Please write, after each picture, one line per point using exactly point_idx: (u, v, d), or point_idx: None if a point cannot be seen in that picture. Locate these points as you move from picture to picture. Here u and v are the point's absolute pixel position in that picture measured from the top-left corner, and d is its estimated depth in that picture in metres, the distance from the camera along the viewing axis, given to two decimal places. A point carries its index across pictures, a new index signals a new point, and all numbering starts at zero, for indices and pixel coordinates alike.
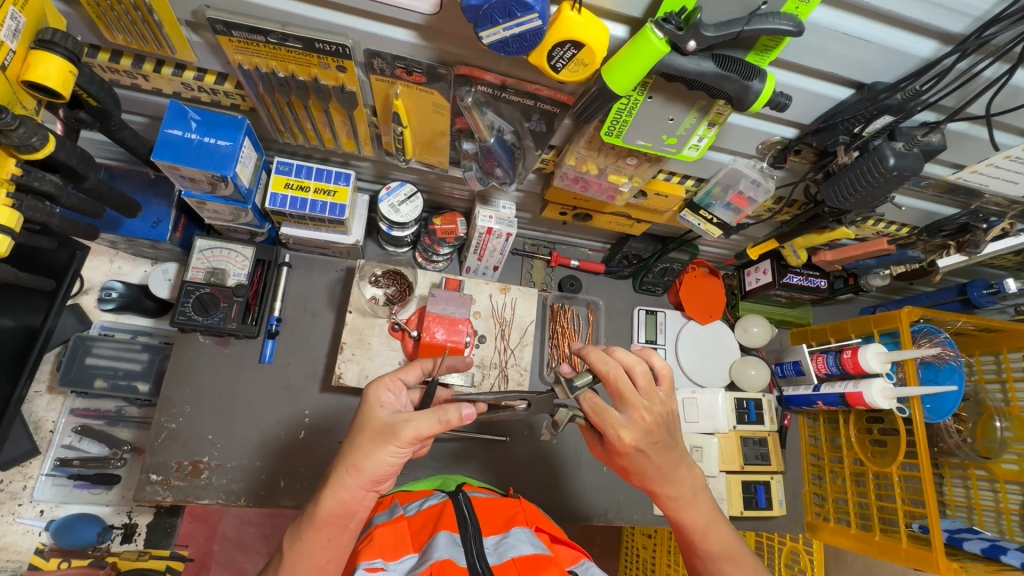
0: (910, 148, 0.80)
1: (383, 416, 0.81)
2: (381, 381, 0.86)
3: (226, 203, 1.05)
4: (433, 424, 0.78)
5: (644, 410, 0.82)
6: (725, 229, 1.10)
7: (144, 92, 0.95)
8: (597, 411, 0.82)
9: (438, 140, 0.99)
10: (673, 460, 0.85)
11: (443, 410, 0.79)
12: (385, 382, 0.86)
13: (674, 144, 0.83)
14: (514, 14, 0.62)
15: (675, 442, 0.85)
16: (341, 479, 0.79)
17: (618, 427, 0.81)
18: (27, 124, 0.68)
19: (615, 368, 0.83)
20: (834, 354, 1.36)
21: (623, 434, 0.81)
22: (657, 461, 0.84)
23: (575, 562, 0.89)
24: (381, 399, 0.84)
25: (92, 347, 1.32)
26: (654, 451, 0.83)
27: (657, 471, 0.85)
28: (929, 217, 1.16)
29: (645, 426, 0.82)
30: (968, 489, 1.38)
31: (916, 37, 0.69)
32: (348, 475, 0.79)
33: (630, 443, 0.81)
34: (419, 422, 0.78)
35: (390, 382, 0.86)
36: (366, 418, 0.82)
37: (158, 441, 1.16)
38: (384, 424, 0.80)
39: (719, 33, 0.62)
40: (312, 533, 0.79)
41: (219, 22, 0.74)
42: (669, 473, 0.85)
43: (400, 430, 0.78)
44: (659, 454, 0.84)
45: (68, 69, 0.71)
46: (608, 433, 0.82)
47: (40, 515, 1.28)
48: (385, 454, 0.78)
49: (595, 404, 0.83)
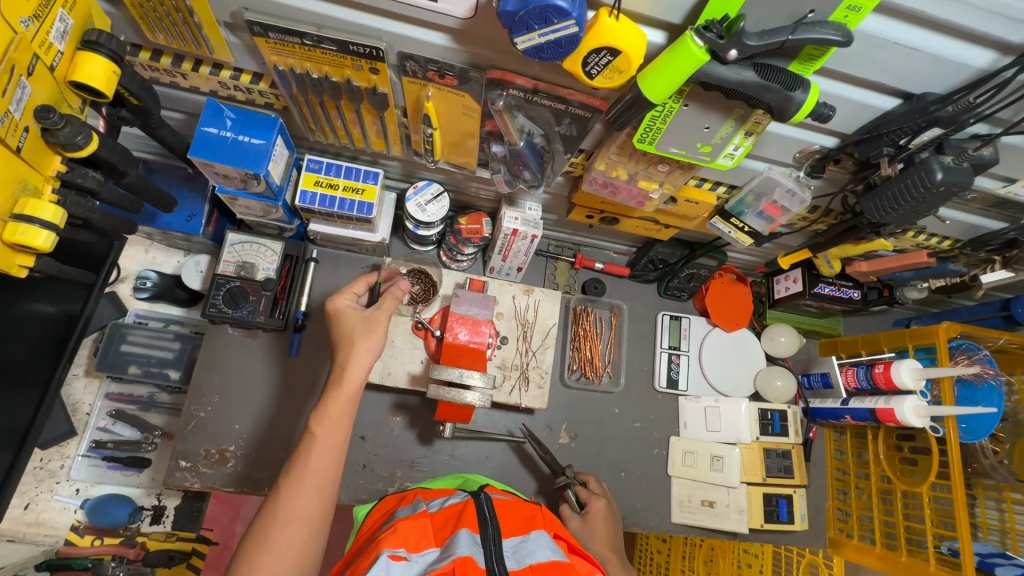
0: (959, 162, 0.76)
1: (357, 313, 0.98)
2: (339, 295, 1.01)
3: (257, 199, 1.07)
4: (395, 298, 1.01)
5: (599, 514, 1.16)
6: (756, 238, 1.07)
7: (182, 90, 0.97)
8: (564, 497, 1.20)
9: (467, 142, 0.99)
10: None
11: (394, 291, 1.02)
12: (343, 294, 1.02)
13: (709, 152, 0.81)
14: (551, 20, 0.61)
15: (619, 556, 1.09)
16: (352, 368, 0.91)
17: (572, 516, 1.17)
18: (73, 124, 0.71)
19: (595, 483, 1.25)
20: (865, 368, 1.32)
21: (571, 520, 1.15)
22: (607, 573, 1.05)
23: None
24: (342, 304, 1.00)
25: (127, 335, 1.37)
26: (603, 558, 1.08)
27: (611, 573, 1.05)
28: (974, 231, 1.11)
29: (592, 527, 1.14)
30: (1002, 513, 1.32)
31: (971, 47, 0.65)
32: (360, 361, 0.92)
33: (574, 526, 1.15)
34: (386, 304, 1.00)
35: (347, 293, 1.03)
36: (345, 322, 0.97)
37: (189, 428, 1.20)
38: (365, 315, 0.97)
39: (763, 42, 0.60)
40: (332, 400, 0.88)
41: (256, 24, 0.75)
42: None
43: (377, 316, 0.98)
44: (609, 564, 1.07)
45: (112, 69, 0.73)
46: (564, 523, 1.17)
47: (77, 494, 1.33)
48: (370, 341, 0.95)
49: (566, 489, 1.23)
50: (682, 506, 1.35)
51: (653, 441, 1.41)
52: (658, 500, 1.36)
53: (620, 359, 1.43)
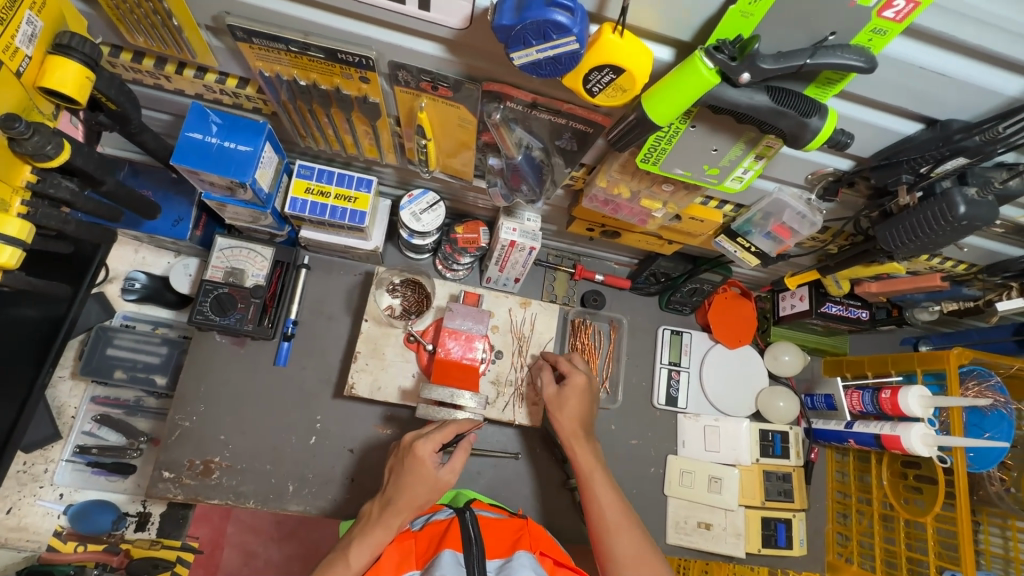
0: (983, 195, 0.72)
1: (433, 473, 0.93)
2: (423, 440, 0.94)
3: (245, 206, 1.03)
4: (465, 457, 0.96)
5: (576, 390, 1.08)
6: (763, 259, 1.03)
7: (167, 92, 0.93)
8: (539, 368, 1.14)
9: (463, 153, 0.95)
10: (586, 453, 1.04)
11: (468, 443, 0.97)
12: (426, 443, 0.94)
13: (716, 174, 0.77)
14: (549, 36, 0.56)
15: (587, 434, 1.06)
16: (406, 511, 0.91)
17: (548, 383, 1.10)
18: (42, 132, 0.67)
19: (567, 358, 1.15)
20: (871, 393, 1.27)
21: (546, 389, 1.10)
22: (581, 467, 1.02)
23: None
24: (428, 458, 0.93)
25: (113, 339, 1.34)
26: (573, 440, 1.05)
27: (585, 469, 1.02)
28: (992, 257, 1.07)
29: (567, 401, 1.07)
30: (1005, 541, 1.29)
31: (1003, 74, 0.60)
32: (412, 511, 0.92)
33: (548, 395, 1.09)
34: (456, 464, 0.95)
35: (429, 441, 0.94)
36: (418, 474, 0.92)
37: (173, 438, 1.17)
38: (439, 480, 0.93)
39: (779, 65, 0.55)
40: (378, 537, 0.89)
41: (239, 29, 0.70)
42: (586, 478, 1.01)
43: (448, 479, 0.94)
44: (580, 448, 1.04)
45: (85, 75, 0.69)
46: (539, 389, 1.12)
47: (60, 499, 1.31)
48: (422, 491, 0.92)
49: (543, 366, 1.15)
50: (677, 527, 1.32)
51: (649, 459, 1.38)
52: (653, 520, 1.33)
53: (619, 374, 1.38)
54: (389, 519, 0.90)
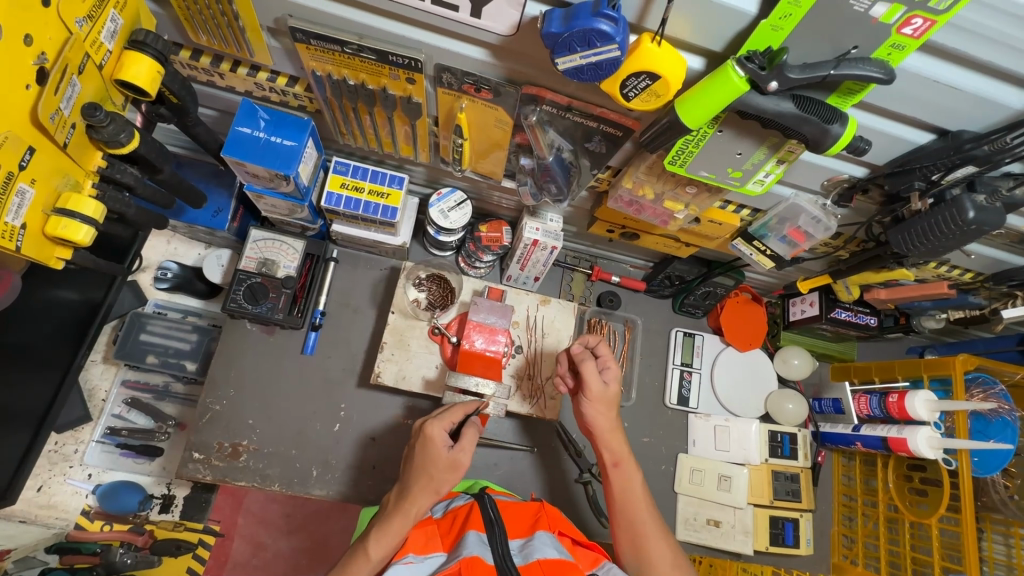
0: (992, 201, 0.76)
1: (445, 453, 0.93)
2: (432, 422, 0.95)
3: (284, 199, 1.08)
4: (475, 436, 0.95)
5: (616, 383, 1.01)
6: (778, 262, 1.07)
7: (218, 89, 0.98)
8: (583, 361, 1.00)
9: (496, 153, 1.00)
10: (619, 445, 1.00)
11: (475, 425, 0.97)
12: (436, 424, 0.95)
13: (739, 177, 0.82)
14: (594, 44, 0.62)
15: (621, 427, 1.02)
16: (422, 495, 0.92)
17: (596, 378, 0.99)
18: (117, 121, 0.72)
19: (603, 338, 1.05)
20: (878, 396, 1.31)
21: (593, 383, 0.99)
22: (610, 457, 0.99)
23: (596, 565, 0.89)
24: (438, 439, 0.93)
25: (146, 324, 1.39)
26: (608, 434, 1.00)
27: (615, 460, 0.99)
28: (998, 265, 1.11)
29: (611, 398, 1.00)
30: (1009, 549, 1.29)
31: (1011, 88, 0.65)
32: (429, 496, 0.93)
33: (595, 393, 0.99)
34: (466, 443, 0.94)
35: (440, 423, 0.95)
36: (429, 452, 0.92)
37: (203, 421, 1.21)
38: (450, 460, 0.92)
39: (804, 75, 0.60)
40: (397, 526, 0.91)
41: (300, 31, 0.76)
42: (619, 468, 0.99)
43: (461, 460, 0.93)
44: (615, 441, 1.00)
45: (156, 69, 0.74)
46: (583, 379, 0.99)
47: (89, 479, 1.35)
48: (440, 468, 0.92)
49: (583, 355, 1.01)
50: (687, 523, 1.35)
51: (661, 457, 1.41)
52: (662, 516, 1.37)
53: (632, 374, 1.43)
54: (406, 505, 0.92)
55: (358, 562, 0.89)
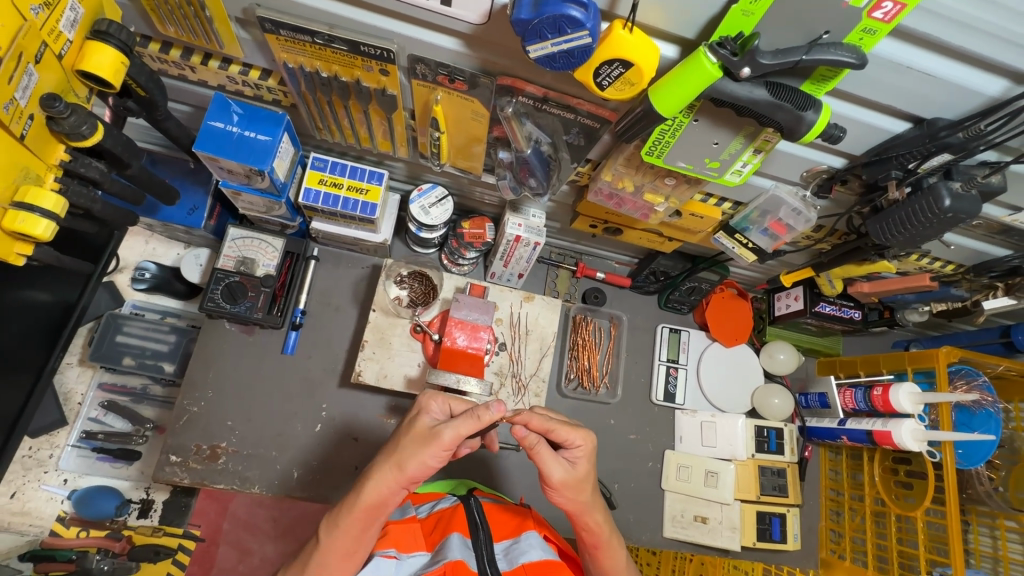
0: (969, 189, 0.76)
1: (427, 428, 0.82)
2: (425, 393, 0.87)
3: (261, 195, 1.06)
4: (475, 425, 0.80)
5: (585, 456, 0.84)
6: (760, 254, 1.07)
7: (190, 83, 0.97)
8: (535, 448, 0.81)
9: (474, 147, 0.99)
10: (597, 521, 0.85)
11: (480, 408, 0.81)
12: (428, 395, 0.87)
13: (716, 167, 0.81)
14: (564, 31, 0.60)
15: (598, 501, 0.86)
16: (392, 481, 0.80)
17: (556, 463, 0.82)
18: (78, 113, 0.70)
19: (558, 424, 0.84)
20: (863, 390, 1.31)
21: (553, 470, 0.82)
22: (590, 539, 0.86)
23: None
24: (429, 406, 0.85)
25: (123, 326, 1.36)
26: (580, 513, 0.84)
27: (597, 543, 0.86)
28: (979, 257, 1.11)
29: (581, 478, 0.83)
30: (995, 540, 1.28)
31: (985, 74, 0.65)
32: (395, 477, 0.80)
33: (558, 481, 0.82)
34: (459, 424, 0.80)
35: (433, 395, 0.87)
36: (412, 426, 0.83)
37: (180, 423, 1.19)
38: (434, 437, 0.80)
39: (776, 61, 0.60)
40: (360, 517, 0.79)
41: (268, 20, 0.74)
42: (602, 550, 0.87)
43: (442, 434, 0.79)
44: (589, 514, 0.85)
45: (120, 60, 0.72)
46: (539, 468, 0.82)
47: (64, 484, 1.32)
48: (431, 456, 0.79)
49: (535, 440, 0.82)
50: (674, 520, 1.35)
51: (647, 455, 1.40)
52: (649, 514, 1.36)
53: (618, 371, 1.42)
54: (375, 495, 0.80)
55: (319, 556, 0.80)
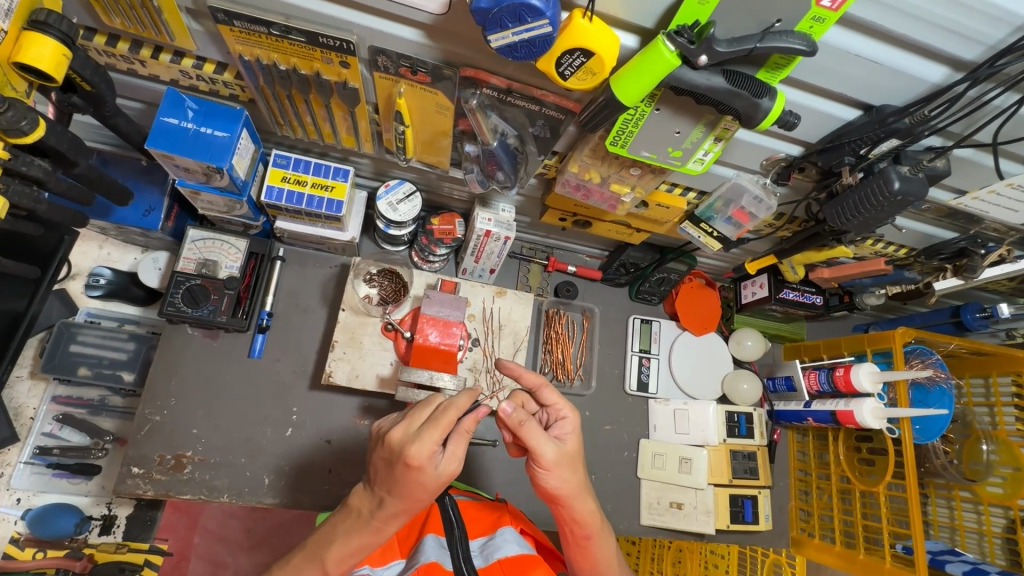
0: (915, 172, 0.80)
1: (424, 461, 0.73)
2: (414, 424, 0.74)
3: (220, 194, 1.03)
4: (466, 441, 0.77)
5: (572, 433, 0.84)
6: (725, 243, 1.09)
7: (141, 78, 0.93)
8: (523, 424, 0.78)
9: (439, 141, 0.98)
10: (589, 508, 0.84)
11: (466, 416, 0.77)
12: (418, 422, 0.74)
13: (679, 156, 0.82)
14: (524, 19, 0.60)
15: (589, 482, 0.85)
16: (387, 506, 0.75)
17: (548, 441, 0.79)
18: (16, 107, 0.67)
19: (548, 385, 0.87)
20: (826, 371, 1.35)
21: (547, 449, 0.78)
22: (581, 531, 0.84)
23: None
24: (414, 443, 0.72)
25: (77, 335, 1.30)
26: (573, 498, 0.82)
27: (588, 533, 0.84)
28: (928, 240, 1.16)
29: (572, 455, 0.82)
30: (952, 510, 1.37)
31: (926, 63, 0.68)
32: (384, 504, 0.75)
33: (551, 460, 0.78)
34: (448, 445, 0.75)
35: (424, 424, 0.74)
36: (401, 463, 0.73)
37: (142, 433, 1.14)
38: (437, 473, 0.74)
39: (732, 49, 0.61)
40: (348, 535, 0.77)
41: (220, 11, 0.72)
42: (593, 540, 0.85)
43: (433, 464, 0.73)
44: (580, 503, 0.83)
45: (61, 52, 0.69)
46: (531, 447, 0.78)
47: (17, 504, 1.25)
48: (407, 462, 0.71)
49: (523, 417, 0.79)
50: (650, 508, 1.37)
51: (623, 444, 1.42)
52: (625, 504, 1.38)
53: (592, 362, 1.43)
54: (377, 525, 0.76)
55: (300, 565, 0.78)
